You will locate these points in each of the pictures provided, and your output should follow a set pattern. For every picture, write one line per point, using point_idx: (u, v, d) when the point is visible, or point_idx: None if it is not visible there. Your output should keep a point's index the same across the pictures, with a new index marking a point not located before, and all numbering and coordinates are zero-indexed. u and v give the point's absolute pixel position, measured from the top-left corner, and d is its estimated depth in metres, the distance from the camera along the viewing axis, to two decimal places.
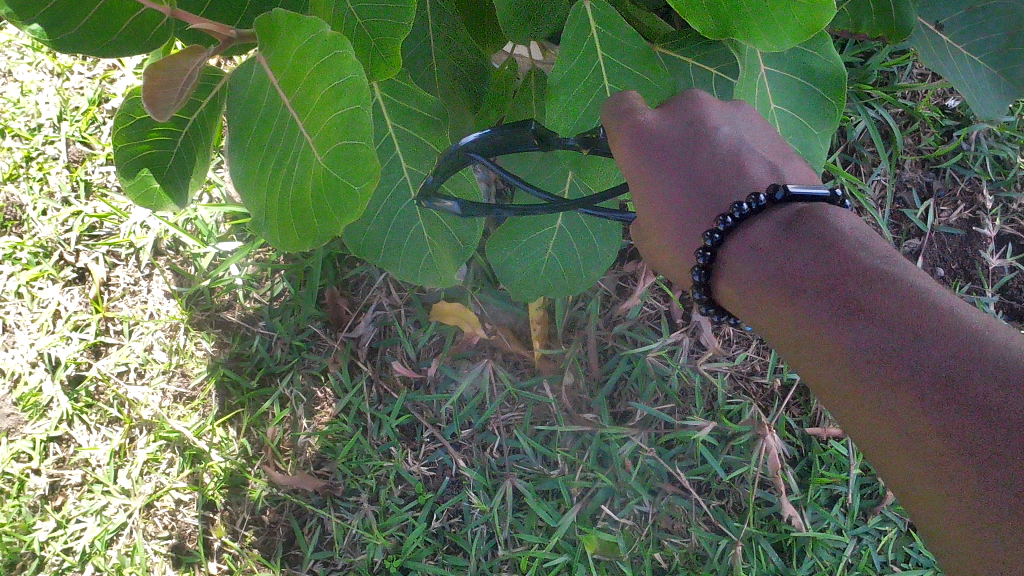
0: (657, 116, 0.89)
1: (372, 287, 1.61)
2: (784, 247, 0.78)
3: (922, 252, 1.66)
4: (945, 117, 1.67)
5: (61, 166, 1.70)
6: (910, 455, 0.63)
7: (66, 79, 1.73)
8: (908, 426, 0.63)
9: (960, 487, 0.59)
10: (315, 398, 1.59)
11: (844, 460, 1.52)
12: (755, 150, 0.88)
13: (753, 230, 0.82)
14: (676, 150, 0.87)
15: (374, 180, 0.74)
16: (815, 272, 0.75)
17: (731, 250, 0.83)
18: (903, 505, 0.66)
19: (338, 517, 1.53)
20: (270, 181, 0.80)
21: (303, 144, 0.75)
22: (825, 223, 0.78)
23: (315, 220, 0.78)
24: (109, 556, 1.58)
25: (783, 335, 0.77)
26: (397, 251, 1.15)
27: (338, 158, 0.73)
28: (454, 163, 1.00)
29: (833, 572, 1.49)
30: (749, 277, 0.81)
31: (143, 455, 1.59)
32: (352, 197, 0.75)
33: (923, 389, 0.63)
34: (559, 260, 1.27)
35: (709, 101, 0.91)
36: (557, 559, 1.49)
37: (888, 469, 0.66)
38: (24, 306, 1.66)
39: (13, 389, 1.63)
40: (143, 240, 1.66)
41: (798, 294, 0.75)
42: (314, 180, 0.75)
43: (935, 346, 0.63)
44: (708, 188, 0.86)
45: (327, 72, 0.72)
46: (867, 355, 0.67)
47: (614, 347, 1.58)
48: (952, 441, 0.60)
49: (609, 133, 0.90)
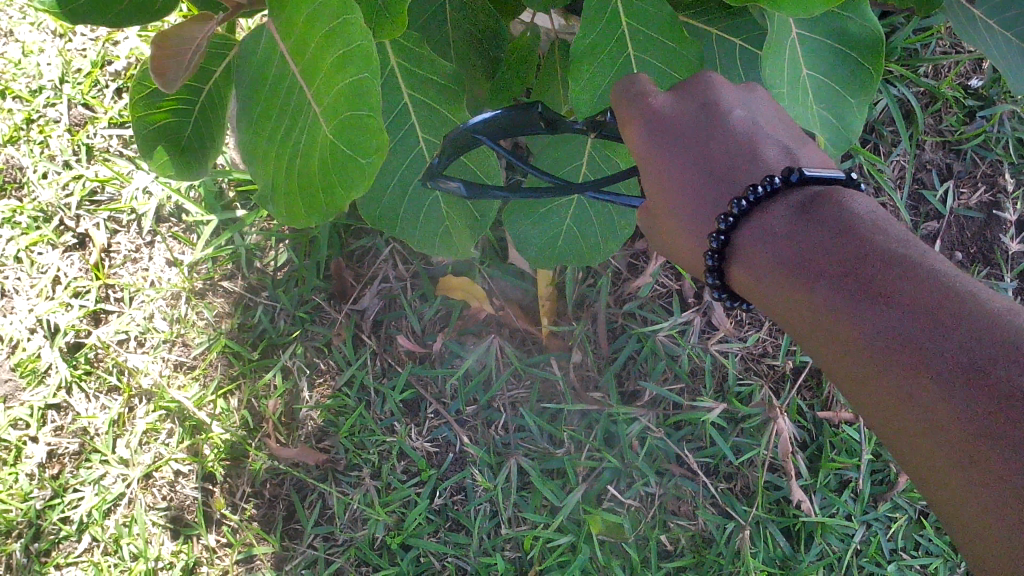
0: (670, 99, 0.85)
1: (378, 259, 1.58)
2: (800, 230, 0.73)
3: (941, 235, 1.63)
4: (968, 97, 1.63)
5: (62, 129, 1.67)
6: (935, 444, 0.58)
7: (68, 40, 1.69)
8: (930, 412, 0.58)
9: (987, 477, 0.54)
10: (318, 370, 1.56)
11: (856, 445, 1.49)
12: (771, 135, 0.83)
13: (767, 213, 0.76)
14: (689, 132, 0.83)
15: (382, 153, 0.72)
16: (832, 256, 0.69)
17: (746, 234, 0.78)
18: (932, 502, 0.61)
19: (339, 492, 1.51)
20: (279, 155, 0.81)
21: (312, 117, 0.75)
22: (840, 206, 0.73)
23: (321, 196, 0.77)
24: (106, 526, 1.55)
25: (801, 322, 0.71)
26: (410, 219, 1.11)
27: (344, 130, 0.72)
28: (461, 143, 0.92)
29: (841, 558, 1.47)
30: (763, 261, 0.75)
31: (142, 425, 1.56)
32: (360, 170, 0.73)
33: (945, 373, 0.58)
34: (573, 238, 1.24)
35: (721, 83, 0.86)
36: (561, 539, 1.46)
37: (914, 462, 0.61)
38: (23, 271, 1.63)
39: (10, 355, 1.60)
40: (145, 207, 1.63)
41: (812, 278, 0.70)
42: (325, 155, 0.74)
43: (954, 328, 0.58)
44: (721, 173, 0.81)
45: (336, 39, 0.70)
46: (885, 341, 0.62)
47: (624, 325, 1.55)
48: (976, 427, 0.55)
49: (620, 116, 0.86)
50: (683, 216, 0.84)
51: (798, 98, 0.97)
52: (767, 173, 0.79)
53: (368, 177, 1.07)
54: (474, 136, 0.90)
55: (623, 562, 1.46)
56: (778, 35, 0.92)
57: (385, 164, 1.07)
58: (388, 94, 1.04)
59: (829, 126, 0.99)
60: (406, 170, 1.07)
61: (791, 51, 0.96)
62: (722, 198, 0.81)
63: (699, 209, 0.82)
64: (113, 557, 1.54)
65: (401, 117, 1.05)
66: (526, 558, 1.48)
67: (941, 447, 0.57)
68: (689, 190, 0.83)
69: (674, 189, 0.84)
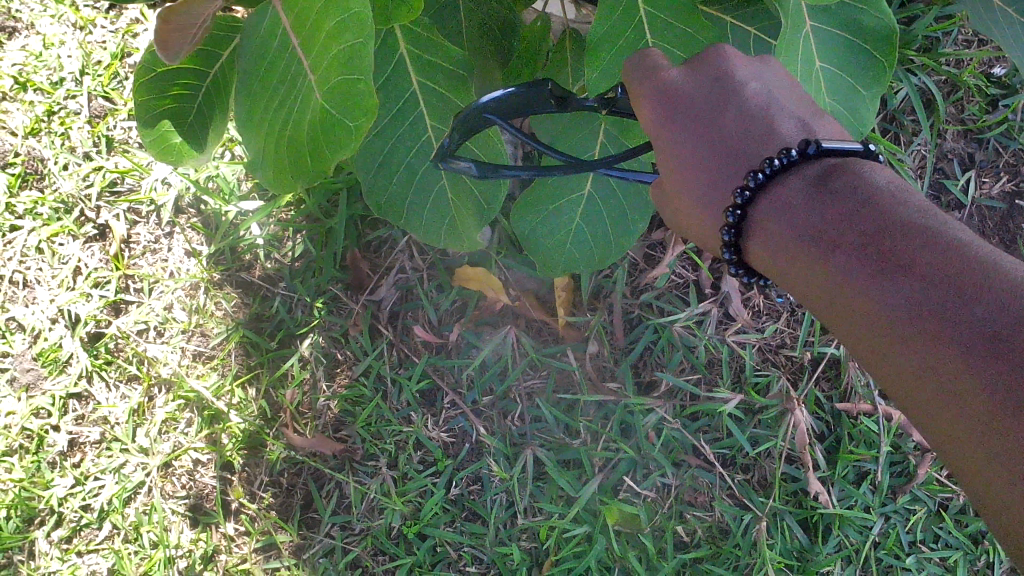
0: (681, 74, 0.84)
1: (394, 249, 1.59)
2: (818, 203, 0.72)
3: (962, 225, 1.61)
4: (991, 86, 1.60)
5: (83, 121, 1.68)
6: (960, 418, 0.56)
7: (89, 32, 1.70)
8: (951, 384, 0.57)
9: (1009, 446, 0.53)
10: (336, 361, 1.56)
11: (875, 437, 1.48)
12: (785, 108, 0.81)
13: (783, 187, 0.75)
14: (701, 106, 0.81)
15: (369, 120, 0.73)
16: (852, 228, 0.68)
17: (762, 208, 0.76)
18: (955, 478, 0.59)
19: (356, 481, 1.52)
20: (269, 121, 0.82)
21: (305, 81, 0.76)
22: (859, 178, 0.71)
23: (307, 159, 0.79)
24: (127, 514, 1.56)
25: (818, 295, 0.70)
26: (418, 209, 1.11)
27: (335, 92, 0.73)
28: (471, 123, 0.90)
29: (859, 551, 1.47)
30: (781, 235, 0.74)
31: (161, 414, 1.57)
32: (347, 135, 0.74)
33: (970, 347, 0.56)
34: (590, 230, 1.24)
35: (735, 55, 0.84)
36: (577, 530, 1.46)
37: (935, 433, 0.60)
38: (45, 262, 1.65)
39: (33, 344, 1.62)
40: (164, 197, 1.64)
41: (832, 250, 0.68)
42: (314, 120, 0.76)
43: (980, 300, 0.57)
44: (736, 148, 0.80)
45: (335, 7, 0.71)
46: (909, 314, 0.61)
47: (640, 316, 1.55)
48: (996, 397, 0.54)
49: (631, 91, 0.86)
50: (695, 194, 0.82)
51: (812, 91, 0.95)
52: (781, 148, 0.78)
53: (378, 167, 1.07)
54: (483, 116, 0.88)
55: (640, 554, 1.46)
56: (794, 24, 0.91)
57: (397, 153, 1.06)
58: (398, 84, 1.03)
59: (841, 118, 0.98)
60: (419, 160, 1.07)
61: (806, 45, 0.94)
62: (735, 174, 0.80)
63: (716, 185, 0.81)
64: (133, 545, 1.55)
65: (410, 102, 1.04)
66: (542, 547, 1.48)
67: (963, 418, 0.56)
68: (701, 165, 0.81)
69: (685, 165, 0.82)
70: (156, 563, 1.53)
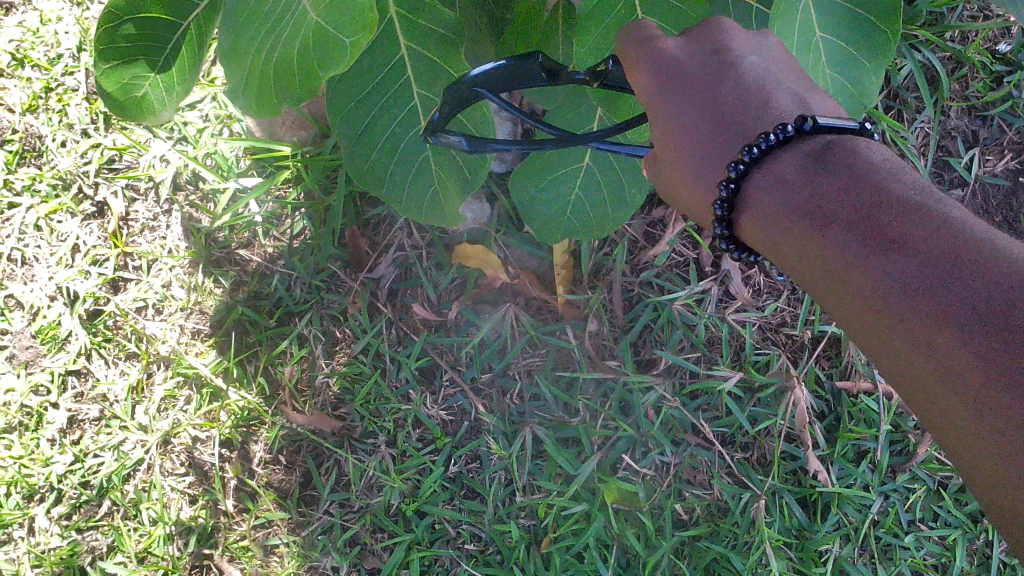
0: (679, 44, 0.82)
1: (393, 228, 1.58)
2: (812, 178, 0.70)
3: (965, 202, 1.60)
4: (995, 63, 1.58)
5: (80, 98, 1.67)
6: (953, 394, 0.55)
7: (86, 9, 1.68)
8: (946, 362, 0.55)
9: (1004, 422, 0.51)
10: (334, 338, 1.57)
11: (874, 416, 1.48)
12: (782, 82, 0.79)
13: (778, 162, 0.73)
14: (697, 76, 0.80)
15: (368, 33, 0.79)
16: (847, 204, 0.65)
17: (756, 183, 0.74)
18: (949, 455, 0.58)
19: (355, 458, 1.52)
20: (250, 51, 0.86)
21: (299, 3, 0.80)
22: (854, 154, 0.69)
23: (298, 80, 0.84)
24: (126, 491, 1.57)
25: (812, 272, 0.68)
26: (398, 181, 1.10)
27: (332, 8, 0.78)
28: (460, 92, 0.90)
29: (858, 529, 1.46)
30: (774, 210, 0.72)
31: (160, 392, 1.57)
32: (342, 50, 0.80)
33: (965, 322, 0.55)
34: (588, 203, 1.22)
35: (734, 28, 0.83)
36: (576, 508, 1.46)
37: (928, 411, 0.58)
38: (44, 239, 1.64)
39: (32, 321, 1.61)
40: (162, 174, 1.63)
41: (824, 225, 0.66)
42: (310, 36, 0.80)
43: (974, 277, 0.55)
44: (730, 122, 0.77)
45: None
46: (900, 288, 0.59)
47: (640, 294, 1.54)
48: (990, 375, 0.52)
49: (627, 64, 0.84)
50: (689, 167, 0.80)
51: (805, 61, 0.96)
52: (779, 119, 0.76)
53: (360, 137, 1.06)
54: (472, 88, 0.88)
55: (638, 532, 1.46)
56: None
57: (381, 121, 1.06)
58: (383, 51, 1.01)
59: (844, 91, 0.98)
60: (402, 129, 1.06)
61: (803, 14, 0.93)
62: (725, 146, 0.77)
63: (708, 158, 0.78)
64: (132, 522, 1.55)
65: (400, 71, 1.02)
66: (541, 525, 1.48)
67: (956, 398, 0.55)
68: (693, 137, 0.79)
69: (677, 135, 0.80)
70: (155, 540, 1.53)
